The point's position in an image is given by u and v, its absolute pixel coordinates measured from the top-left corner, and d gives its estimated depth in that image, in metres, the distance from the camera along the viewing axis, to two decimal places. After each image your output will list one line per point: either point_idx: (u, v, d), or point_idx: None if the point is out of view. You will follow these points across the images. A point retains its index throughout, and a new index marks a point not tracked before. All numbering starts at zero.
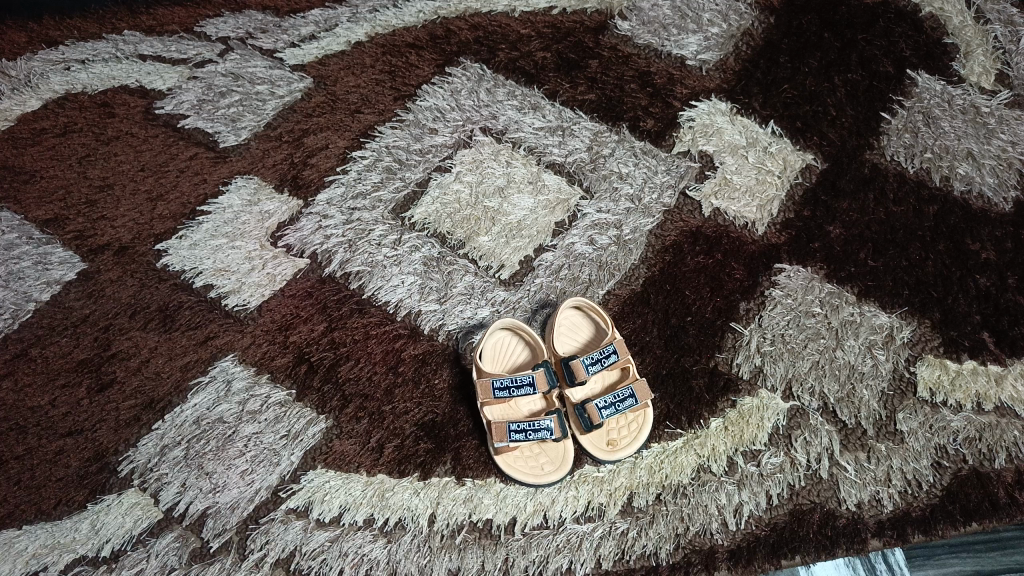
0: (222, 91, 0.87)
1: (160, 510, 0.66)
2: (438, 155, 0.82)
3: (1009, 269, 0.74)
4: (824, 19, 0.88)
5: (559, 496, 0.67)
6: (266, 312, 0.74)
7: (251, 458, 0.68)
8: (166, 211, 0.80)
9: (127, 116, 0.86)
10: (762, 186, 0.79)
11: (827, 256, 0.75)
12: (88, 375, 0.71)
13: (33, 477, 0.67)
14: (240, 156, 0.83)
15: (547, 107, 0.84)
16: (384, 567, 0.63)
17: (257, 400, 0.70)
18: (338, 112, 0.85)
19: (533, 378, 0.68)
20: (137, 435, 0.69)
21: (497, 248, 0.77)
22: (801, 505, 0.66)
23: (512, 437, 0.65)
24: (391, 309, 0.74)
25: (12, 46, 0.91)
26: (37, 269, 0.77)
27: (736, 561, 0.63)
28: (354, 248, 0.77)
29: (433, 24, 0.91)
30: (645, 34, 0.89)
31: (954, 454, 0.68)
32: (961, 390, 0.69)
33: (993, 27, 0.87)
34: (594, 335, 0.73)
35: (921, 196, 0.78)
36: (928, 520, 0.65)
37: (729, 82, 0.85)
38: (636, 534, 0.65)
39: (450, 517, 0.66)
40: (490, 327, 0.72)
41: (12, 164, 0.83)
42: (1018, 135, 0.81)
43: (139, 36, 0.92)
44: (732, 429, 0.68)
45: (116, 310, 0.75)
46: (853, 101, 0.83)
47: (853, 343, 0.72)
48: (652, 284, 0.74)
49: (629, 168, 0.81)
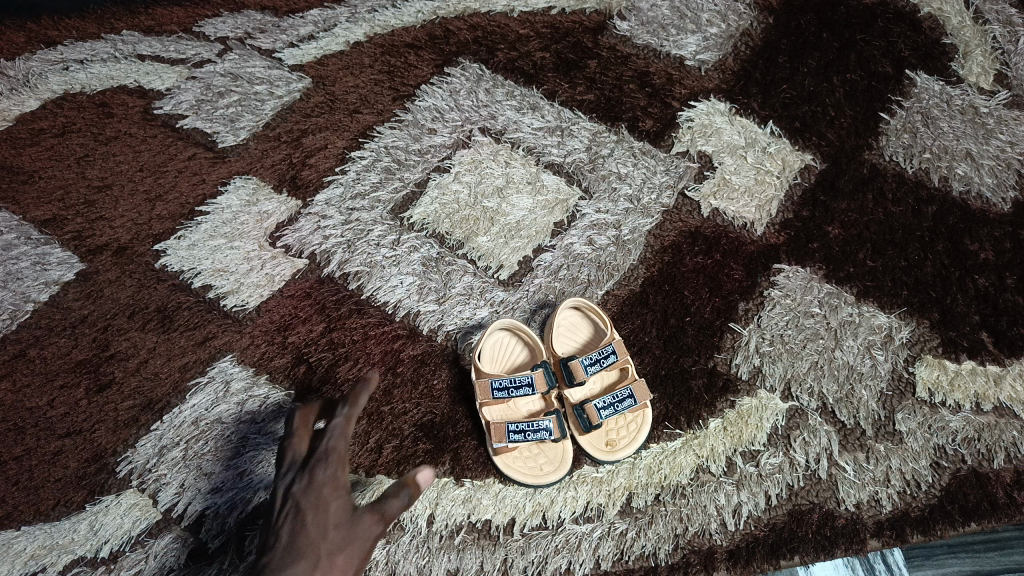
0: (221, 91, 0.87)
1: (158, 511, 0.66)
2: (438, 155, 0.82)
3: (1008, 269, 0.74)
4: (823, 19, 0.88)
5: (558, 496, 0.67)
6: (266, 312, 0.74)
7: (251, 459, 0.68)
8: (165, 211, 0.80)
9: (126, 116, 0.86)
10: (761, 186, 0.79)
11: (827, 257, 0.75)
12: (87, 376, 0.71)
13: (32, 477, 0.67)
14: (239, 156, 0.83)
15: (545, 107, 0.84)
16: (384, 567, 0.64)
17: (257, 400, 0.70)
18: (337, 112, 0.85)
19: (531, 379, 0.68)
20: (136, 436, 0.69)
21: (496, 248, 0.77)
22: (801, 505, 0.66)
23: (511, 437, 0.66)
24: (390, 309, 0.74)
25: (11, 46, 0.91)
26: (35, 270, 0.77)
27: (735, 561, 0.64)
28: (353, 248, 0.77)
29: (432, 24, 0.91)
30: (645, 35, 0.88)
31: (953, 454, 0.68)
32: (960, 390, 0.70)
33: (992, 27, 0.87)
34: (593, 335, 0.73)
35: (919, 196, 0.78)
36: (926, 520, 0.65)
37: (728, 82, 0.85)
38: (636, 534, 0.65)
39: (450, 517, 0.66)
40: (490, 326, 0.72)
41: (11, 164, 0.83)
42: (1017, 136, 0.81)
43: (138, 36, 0.92)
44: (732, 429, 0.68)
45: (115, 311, 0.74)
46: (851, 101, 0.83)
47: (852, 343, 0.72)
48: (651, 283, 0.74)
49: (628, 168, 0.80)
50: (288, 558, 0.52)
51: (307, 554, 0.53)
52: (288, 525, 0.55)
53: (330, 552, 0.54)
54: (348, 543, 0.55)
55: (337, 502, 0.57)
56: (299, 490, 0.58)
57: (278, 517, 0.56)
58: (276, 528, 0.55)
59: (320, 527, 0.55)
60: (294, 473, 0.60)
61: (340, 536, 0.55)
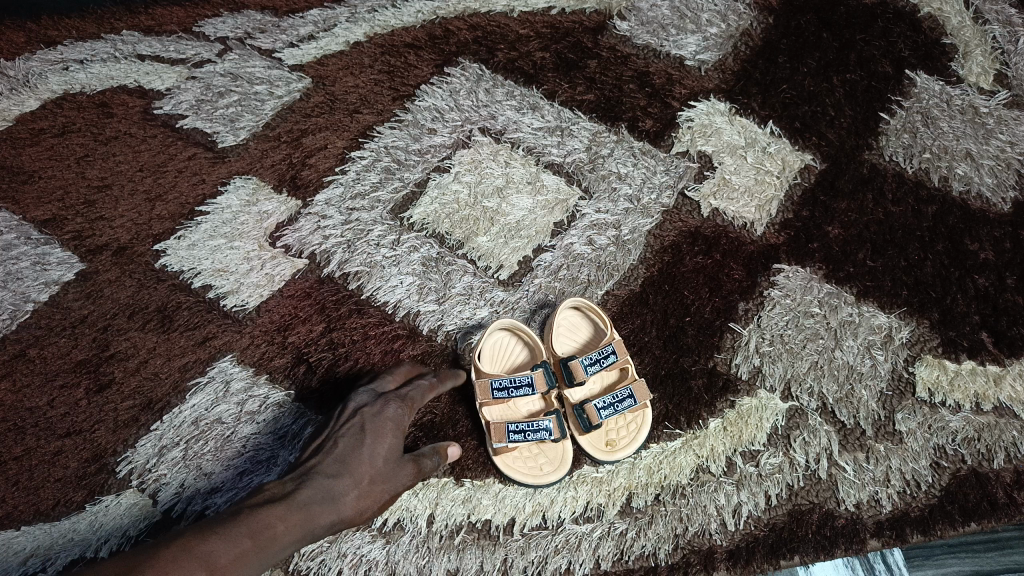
0: (221, 91, 0.87)
1: (158, 510, 0.66)
2: (437, 155, 0.82)
3: (1008, 269, 0.74)
4: (823, 19, 0.88)
5: (558, 496, 0.67)
6: (266, 312, 0.74)
7: (251, 459, 0.68)
8: (165, 211, 0.80)
9: (126, 116, 0.86)
10: (761, 186, 0.79)
11: (826, 257, 0.75)
12: (87, 376, 0.71)
13: (32, 477, 0.67)
14: (239, 156, 0.83)
15: (545, 107, 0.84)
16: (384, 567, 0.64)
17: (257, 400, 0.70)
18: (337, 112, 0.85)
19: (531, 379, 0.68)
20: (136, 436, 0.69)
21: (496, 248, 0.77)
22: (801, 505, 0.66)
23: (511, 437, 0.66)
24: (390, 309, 0.74)
25: (11, 46, 0.91)
26: (35, 270, 0.77)
27: (735, 561, 0.64)
28: (353, 248, 0.77)
29: (431, 24, 0.91)
30: (645, 35, 0.88)
31: (953, 454, 0.68)
32: (959, 390, 0.70)
33: (991, 27, 0.87)
34: (593, 335, 0.73)
35: (919, 196, 0.78)
36: (927, 520, 0.65)
37: (728, 82, 0.85)
38: (636, 535, 0.65)
39: (450, 517, 0.66)
40: (489, 326, 0.72)
41: (11, 164, 0.83)
42: (1017, 135, 0.81)
43: (138, 36, 0.92)
44: (731, 429, 0.68)
45: (115, 311, 0.74)
46: (851, 101, 0.83)
47: (852, 343, 0.72)
48: (651, 283, 0.74)
49: (628, 169, 0.80)
50: (335, 470, 0.58)
51: (354, 472, 0.59)
52: (346, 441, 0.61)
53: (370, 478, 0.60)
54: (386, 483, 0.61)
55: (393, 438, 0.63)
56: (369, 411, 0.63)
57: (337, 428, 0.62)
58: (337, 436, 0.61)
59: (373, 453, 0.61)
60: (369, 399, 0.65)
61: (385, 473, 0.61)
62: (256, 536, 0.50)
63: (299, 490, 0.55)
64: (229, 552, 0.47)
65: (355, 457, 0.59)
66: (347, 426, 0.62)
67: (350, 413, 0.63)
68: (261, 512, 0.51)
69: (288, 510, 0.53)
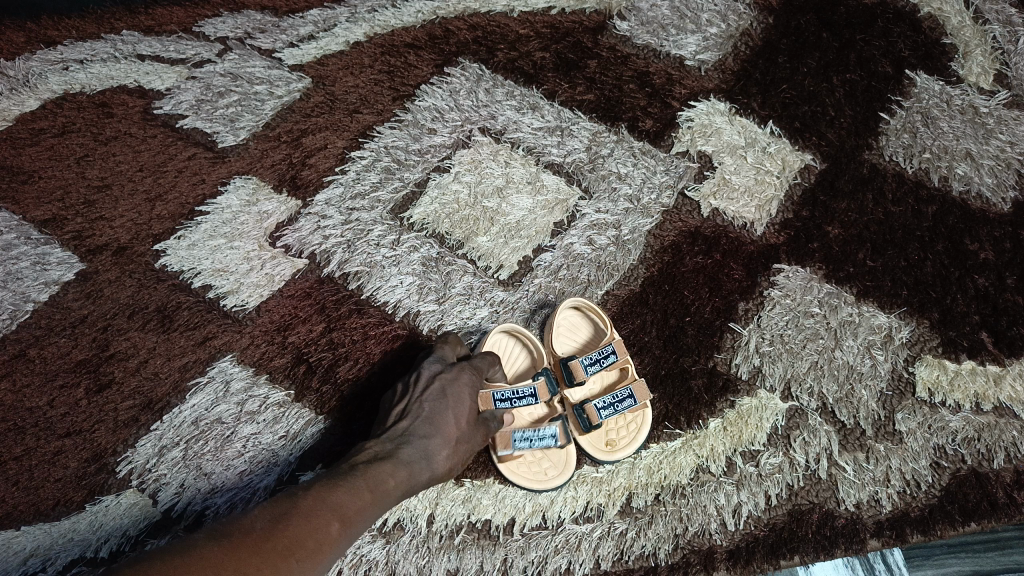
0: (220, 91, 0.87)
1: (159, 510, 0.66)
2: (438, 155, 0.82)
3: (1008, 269, 0.74)
4: (823, 19, 0.88)
5: (558, 496, 0.67)
6: (265, 312, 0.74)
7: (250, 459, 0.68)
8: (165, 211, 0.80)
9: (126, 116, 0.86)
10: (761, 186, 0.79)
11: (826, 256, 0.75)
12: (87, 376, 0.71)
13: (32, 477, 0.67)
14: (239, 156, 0.83)
15: (545, 107, 0.84)
16: (384, 567, 0.64)
17: (256, 400, 0.70)
18: (337, 112, 0.85)
19: (533, 389, 0.69)
20: (136, 436, 0.69)
21: (496, 248, 0.77)
22: (801, 505, 0.66)
23: (517, 445, 0.67)
24: (390, 309, 0.74)
25: (11, 46, 0.91)
26: (34, 270, 0.77)
27: (735, 561, 0.64)
28: (353, 248, 0.77)
29: (432, 24, 0.91)
30: (644, 35, 0.88)
31: (953, 454, 0.68)
32: (959, 390, 0.70)
33: (991, 27, 0.87)
34: (593, 335, 0.73)
35: (919, 196, 0.78)
36: (927, 520, 0.65)
37: (728, 82, 0.85)
38: (636, 534, 0.65)
39: (450, 517, 0.66)
40: (489, 331, 0.73)
41: (10, 164, 0.83)
42: (1016, 136, 0.81)
43: (138, 36, 0.92)
44: (731, 429, 0.68)
45: (115, 311, 0.74)
46: (851, 101, 0.83)
47: (851, 343, 0.72)
48: (651, 283, 0.74)
49: (628, 168, 0.80)
50: (427, 431, 0.61)
51: (442, 431, 0.62)
52: (431, 404, 0.63)
53: (456, 437, 0.63)
54: (467, 444, 0.64)
55: (470, 400, 0.65)
56: (446, 376, 0.65)
57: (420, 392, 0.64)
58: (420, 399, 0.64)
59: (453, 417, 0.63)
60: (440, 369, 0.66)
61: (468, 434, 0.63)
62: (372, 490, 0.54)
63: (400, 449, 0.59)
64: (355, 503, 0.52)
65: (443, 419, 0.62)
66: (428, 391, 0.64)
67: (427, 380, 0.65)
68: (374, 470, 0.56)
69: (395, 468, 0.57)
